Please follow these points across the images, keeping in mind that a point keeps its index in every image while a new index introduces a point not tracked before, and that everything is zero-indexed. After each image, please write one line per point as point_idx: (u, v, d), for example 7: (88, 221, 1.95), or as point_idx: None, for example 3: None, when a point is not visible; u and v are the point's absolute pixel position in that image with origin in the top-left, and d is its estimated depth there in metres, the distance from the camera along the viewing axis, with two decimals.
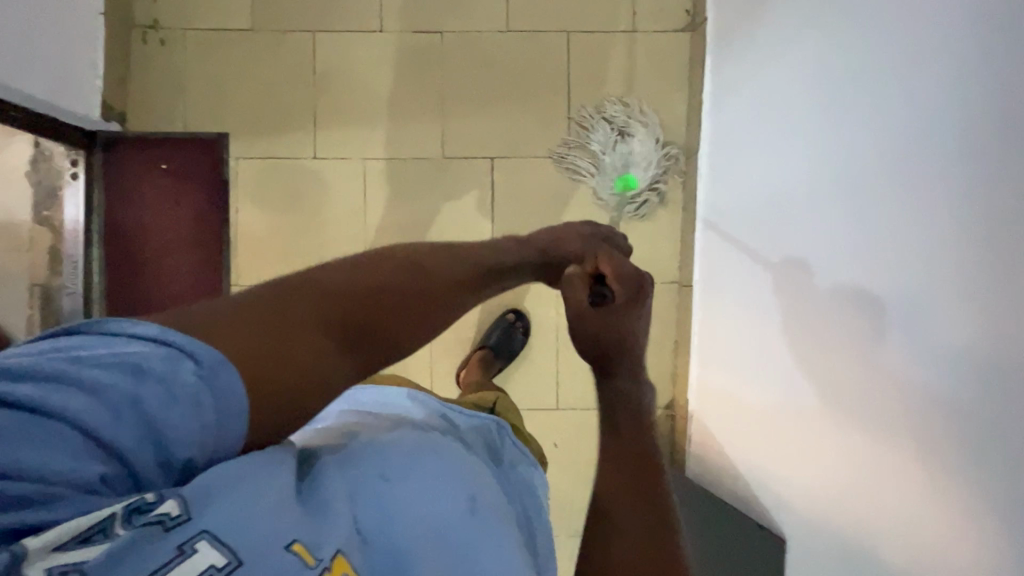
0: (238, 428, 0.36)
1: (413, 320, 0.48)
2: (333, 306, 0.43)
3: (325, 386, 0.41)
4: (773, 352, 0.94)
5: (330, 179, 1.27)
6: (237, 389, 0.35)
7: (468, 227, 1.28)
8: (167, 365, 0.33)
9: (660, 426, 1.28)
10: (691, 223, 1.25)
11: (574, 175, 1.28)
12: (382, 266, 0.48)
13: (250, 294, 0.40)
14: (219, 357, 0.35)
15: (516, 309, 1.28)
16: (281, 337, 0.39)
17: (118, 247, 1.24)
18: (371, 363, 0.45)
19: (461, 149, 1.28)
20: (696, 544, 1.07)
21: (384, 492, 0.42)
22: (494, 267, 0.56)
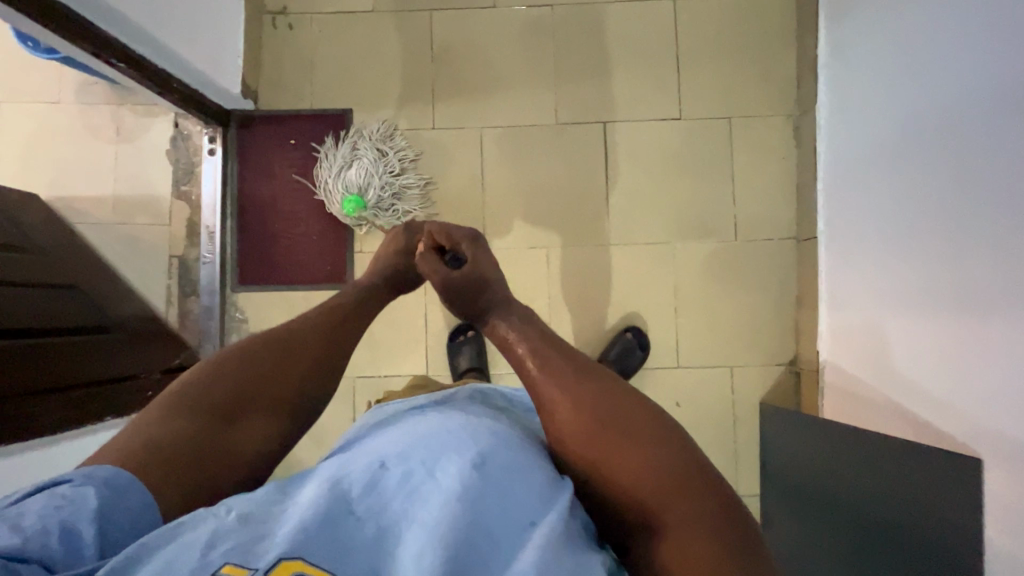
0: (122, 500, 0.49)
1: (287, 361, 0.67)
2: (203, 394, 0.62)
3: (221, 443, 0.59)
4: (913, 281, 0.93)
5: (447, 148, 1.32)
6: (124, 473, 0.51)
7: (584, 188, 1.30)
8: (43, 498, 0.47)
9: (784, 381, 1.26)
10: (808, 176, 1.25)
11: (686, 135, 1.29)
12: (241, 350, 0.67)
13: (163, 412, 0.59)
14: (88, 470, 0.51)
15: (632, 326, 1.27)
16: (170, 430, 0.57)
17: (252, 218, 1.31)
18: (264, 409, 0.64)
19: (574, 114, 1.31)
20: (832, 482, 1.04)
21: (379, 480, 0.51)
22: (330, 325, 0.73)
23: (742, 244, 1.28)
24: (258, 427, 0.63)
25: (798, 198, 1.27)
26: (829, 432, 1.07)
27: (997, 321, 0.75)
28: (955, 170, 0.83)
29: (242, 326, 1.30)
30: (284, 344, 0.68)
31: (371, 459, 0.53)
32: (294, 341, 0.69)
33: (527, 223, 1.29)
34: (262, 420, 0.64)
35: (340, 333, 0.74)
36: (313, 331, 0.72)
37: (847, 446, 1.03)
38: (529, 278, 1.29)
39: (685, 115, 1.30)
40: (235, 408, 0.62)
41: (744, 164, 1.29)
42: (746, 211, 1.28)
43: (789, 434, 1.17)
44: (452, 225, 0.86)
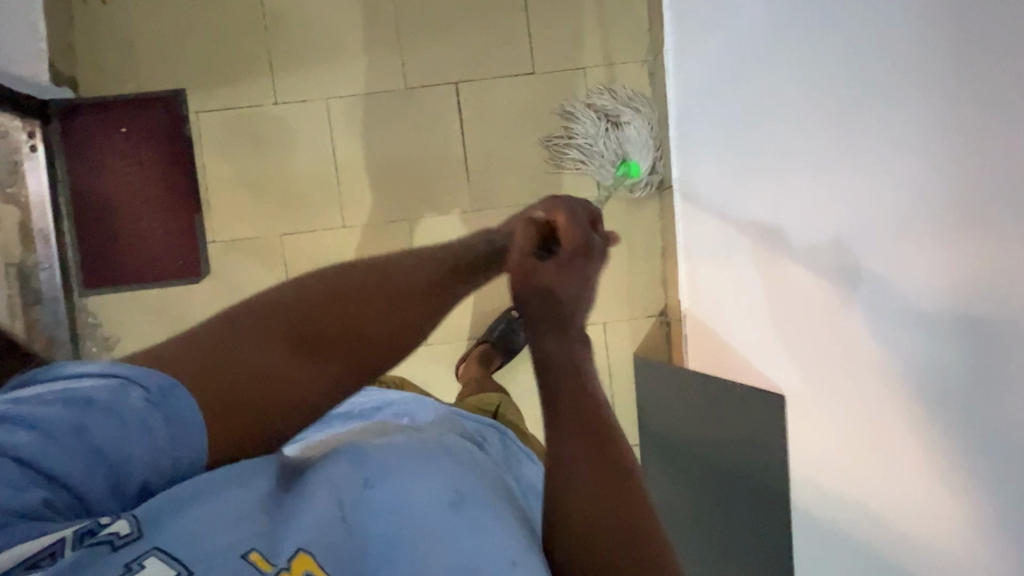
0: (189, 440, 0.46)
1: (374, 317, 0.58)
2: (296, 321, 0.55)
3: (278, 380, 0.52)
4: (757, 227, 0.93)
5: (294, 125, 1.24)
6: (190, 411, 0.46)
7: (443, 155, 1.25)
8: (114, 397, 0.44)
9: (655, 333, 1.27)
10: (662, 125, 1.23)
11: (540, 91, 1.25)
12: (336, 276, 0.58)
13: (251, 318, 0.53)
14: (167, 380, 0.46)
15: None
16: (242, 347, 0.51)
17: (91, 216, 1.23)
18: (341, 358, 0.56)
19: (423, 77, 1.24)
20: (694, 425, 1.07)
21: (361, 496, 0.49)
22: (448, 269, 0.64)
23: (604, 200, 1.26)
24: (321, 379, 0.54)
25: (657, 146, 1.25)
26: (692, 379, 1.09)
27: (826, 249, 0.78)
28: (792, 100, 0.82)
29: (98, 330, 1.24)
30: (389, 288, 0.60)
31: (356, 476, 0.51)
32: (410, 283, 0.61)
33: (385, 198, 1.25)
34: (331, 370, 0.55)
35: (448, 291, 0.63)
36: (416, 283, 0.61)
37: (705, 394, 1.05)
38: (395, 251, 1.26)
39: (539, 68, 1.25)
40: (313, 351, 0.54)
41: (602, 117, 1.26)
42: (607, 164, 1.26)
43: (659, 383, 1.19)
44: (585, 210, 0.65)
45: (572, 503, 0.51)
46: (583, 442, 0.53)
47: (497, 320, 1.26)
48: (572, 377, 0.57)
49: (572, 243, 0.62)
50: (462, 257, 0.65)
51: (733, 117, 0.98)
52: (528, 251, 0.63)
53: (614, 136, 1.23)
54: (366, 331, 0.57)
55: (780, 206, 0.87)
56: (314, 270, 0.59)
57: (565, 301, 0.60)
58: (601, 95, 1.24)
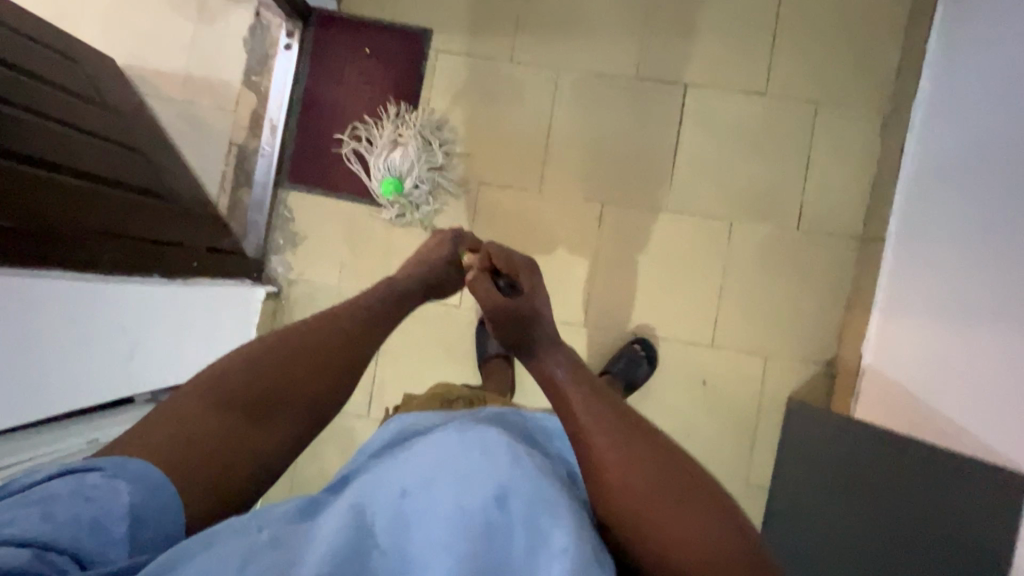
0: (158, 497, 0.51)
1: (300, 367, 0.65)
2: (240, 389, 0.61)
3: (236, 439, 0.58)
4: (987, 295, 0.88)
5: (522, 85, 1.28)
6: (155, 471, 0.52)
7: (651, 148, 1.26)
8: (77, 485, 0.48)
9: (817, 381, 1.22)
10: (885, 177, 1.19)
11: (766, 113, 1.24)
12: (251, 349, 0.65)
13: (201, 407, 0.59)
14: (121, 459, 0.51)
15: (641, 339, 1.25)
16: (187, 418, 0.57)
17: (314, 120, 1.30)
18: (287, 413, 0.63)
19: (656, 72, 1.26)
20: (859, 486, 1.01)
21: (396, 507, 0.54)
22: (352, 325, 0.72)
23: (802, 234, 1.23)
24: (277, 434, 0.61)
25: (871, 196, 1.22)
26: (861, 432, 1.03)
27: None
28: None
29: (288, 225, 1.30)
30: (313, 341, 0.68)
31: (392, 488, 0.55)
32: (322, 336, 0.68)
33: (584, 174, 1.27)
34: (281, 423, 0.62)
35: (367, 340, 0.72)
36: (341, 331, 0.70)
37: (881, 454, 0.99)
38: (565, 223, 1.27)
39: (769, 92, 1.24)
40: (259, 409, 0.61)
41: (820, 154, 1.24)
42: (812, 201, 1.23)
43: (816, 431, 1.12)
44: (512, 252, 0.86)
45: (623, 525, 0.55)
46: (604, 481, 0.57)
47: (619, 352, 1.23)
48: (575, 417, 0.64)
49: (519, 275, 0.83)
50: (369, 314, 0.75)
51: (984, 184, 0.93)
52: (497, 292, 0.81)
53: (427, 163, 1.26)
54: (312, 362, 0.66)
55: (1015, 278, 0.82)
56: (225, 355, 0.64)
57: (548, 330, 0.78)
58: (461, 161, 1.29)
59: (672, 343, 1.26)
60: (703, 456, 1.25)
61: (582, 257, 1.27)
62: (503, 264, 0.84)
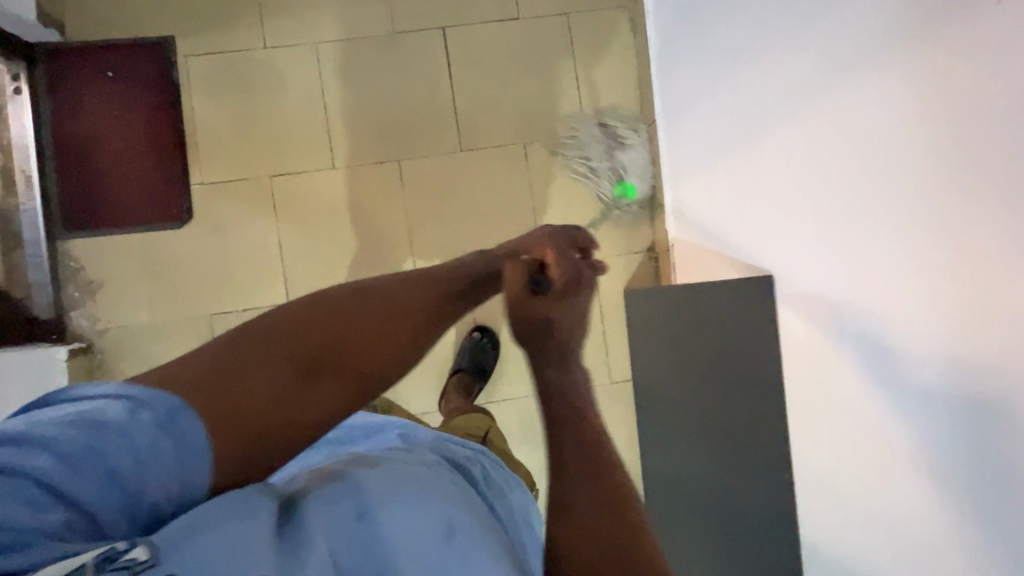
0: (198, 465, 0.44)
1: (384, 333, 0.57)
2: (305, 340, 0.52)
3: (281, 408, 0.48)
4: (735, 134, 0.95)
5: (283, 69, 1.25)
6: (199, 435, 0.44)
7: (430, 97, 1.27)
8: (125, 419, 0.42)
9: (644, 269, 1.29)
10: (643, 66, 1.27)
11: (526, 35, 1.29)
12: (337, 298, 0.57)
13: (258, 341, 0.50)
14: (175, 403, 0.44)
15: (481, 326, 1.27)
16: (247, 371, 0.48)
17: (72, 159, 1.21)
18: (343, 378, 0.53)
19: (413, 21, 1.27)
20: (689, 346, 1.06)
21: (357, 530, 0.47)
22: (440, 289, 0.64)
23: (591, 139, 1.29)
24: (327, 399, 0.51)
25: (638, 87, 1.30)
26: (671, 298, 1.10)
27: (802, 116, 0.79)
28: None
29: (80, 274, 1.21)
30: (399, 305, 0.59)
31: (349, 506, 0.48)
32: (408, 298, 0.61)
33: (372, 140, 1.26)
34: (341, 389, 0.53)
35: (448, 306, 0.64)
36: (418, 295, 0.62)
37: (689, 310, 1.06)
38: (369, 189, 1.26)
39: (523, 14, 1.29)
40: (317, 368, 0.51)
41: (586, 61, 1.30)
42: (592, 106, 1.30)
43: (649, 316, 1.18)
44: (563, 250, 0.71)
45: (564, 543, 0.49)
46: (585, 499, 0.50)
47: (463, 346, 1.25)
48: (577, 392, 0.59)
49: (564, 279, 0.68)
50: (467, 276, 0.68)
51: (708, 37, 1.00)
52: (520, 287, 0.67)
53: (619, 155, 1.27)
54: (383, 335, 0.57)
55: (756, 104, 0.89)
56: (303, 298, 0.57)
57: (562, 327, 0.64)
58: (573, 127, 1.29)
59: None
60: None
61: (395, 220, 1.26)
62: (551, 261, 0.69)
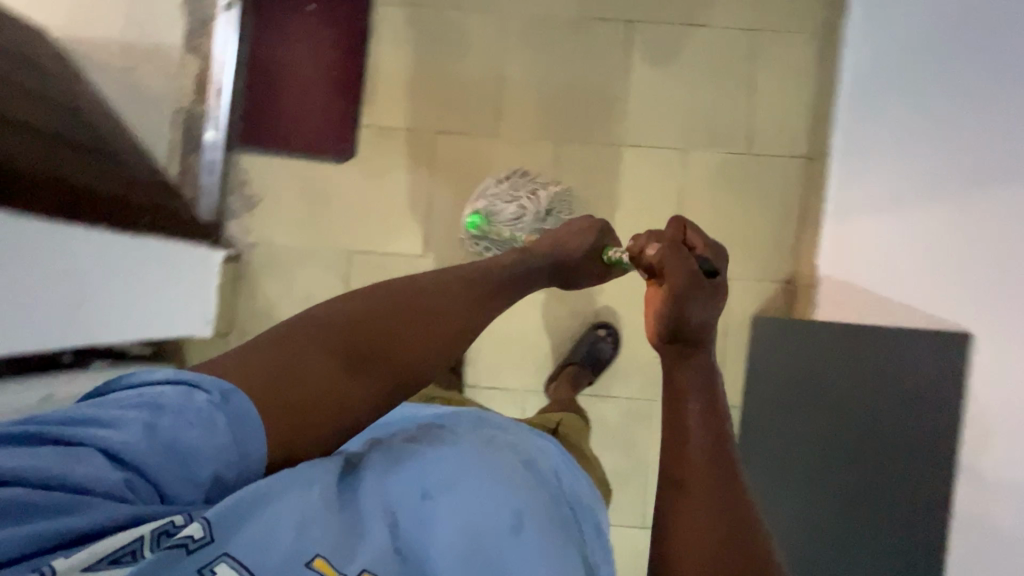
0: (252, 440, 0.48)
1: (415, 327, 0.61)
2: (348, 333, 0.57)
3: (326, 390, 0.54)
4: (923, 192, 0.93)
5: (469, 33, 1.28)
6: (252, 412, 0.49)
7: (602, 87, 1.28)
8: (181, 399, 0.46)
9: (777, 298, 1.26)
10: (825, 96, 1.24)
11: (711, 46, 1.28)
12: (367, 301, 0.61)
13: (299, 334, 0.56)
14: (229, 388, 0.48)
15: (604, 322, 1.27)
16: (294, 361, 0.53)
17: (262, 81, 1.29)
18: (387, 369, 0.58)
19: (602, 10, 1.28)
20: (854, 388, 1.01)
21: (421, 512, 0.50)
22: (473, 292, 0.67)
23: (750, 160, 1.27)
24: (373, 389, 0.57)
25: (812, 116, 1.27)
26: (840, 335, 1.05)
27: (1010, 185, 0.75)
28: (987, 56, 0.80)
29: (243, 187, 1.29)
30: (429, 301, 0.63)
31: (414, 486, 0.52)
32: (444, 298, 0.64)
33: (536, 117, 1.28)
34: (381, 377, 0.58)
35: (478, 310, 0.66)
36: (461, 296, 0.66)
37: (851, 351, 1.03)
38: (524, 163, 1.28)
39: (713, 24, 1.28)
40: (357, 358, 0.57)
41: (764, 81, 1.28)
42: (760, 127, 1.28)
43: (795, 350, 1.12)
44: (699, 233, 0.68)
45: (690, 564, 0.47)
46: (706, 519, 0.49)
47: (580, 338, 1.26)
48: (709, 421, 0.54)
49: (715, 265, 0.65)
50: (495, 280, 0.70)
51: (917, 81, 0.97)
52: (679, 275, 0.61)
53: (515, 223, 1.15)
54: (416, 327, 0.61)
55: (957, 163, 0.85)
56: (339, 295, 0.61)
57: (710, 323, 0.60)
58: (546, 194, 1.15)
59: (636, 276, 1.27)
60: None
61: None
62: (703, 246, 0.66)
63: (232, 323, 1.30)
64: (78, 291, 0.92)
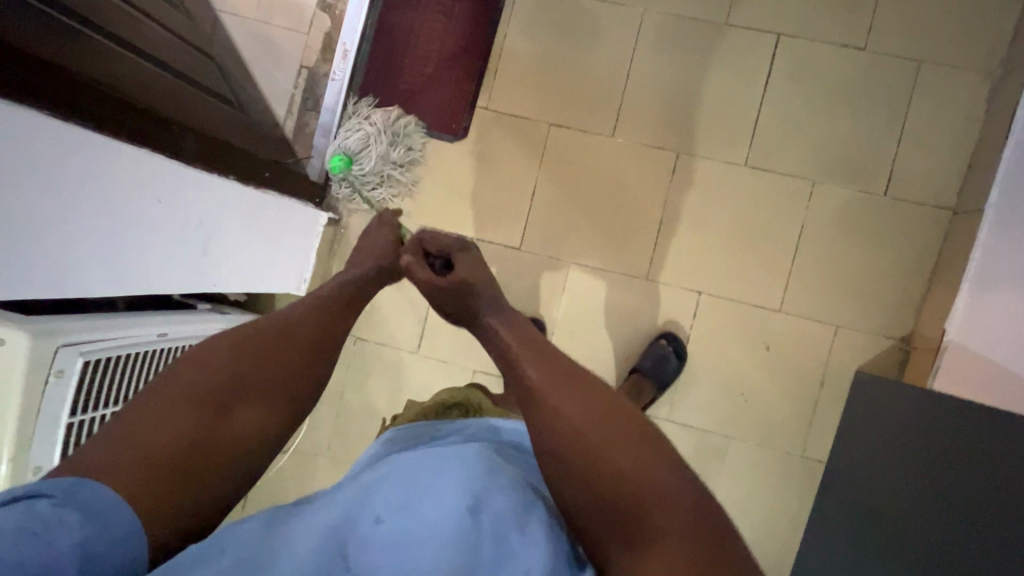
0: (118, 528, 0.48)
1: (280, 360, 0.63)
2: (199, 382, 0.58)
3: (193, 435, 0.55)
4: None
5: (602, 26, 1.22)
6: (105, 493, 0.48)
7: (735, 100, 1.20)
8: (20, 517, 0.44)
9: (887, 356, 1.17)
10: (985, 147, 1.12)
11: (864, 72, 1.17)
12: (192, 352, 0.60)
13: (166, 399, 0.56)
14: (73, 481, 0.48)
15: (666, 334, 1.21)
16: (157, 423, 0.54)
17: (385, 48, 1.28)
18: (251, 405, 0.59)
19: (749, 19, 1.19)
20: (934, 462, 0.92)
21: (369, 533, 0.53)
22: (311, 322, 0.68)
23: (885, 203, 1.17)
24: (257, 416, 0.60)
25: (966, 166, 1.15)
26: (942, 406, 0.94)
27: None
28: None
29: None
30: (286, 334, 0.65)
31: (368, 511, 0.54)
32: (291, 327, 0.66)
33: (658, 123, 1.21)
34: (260, 412, 0.60)
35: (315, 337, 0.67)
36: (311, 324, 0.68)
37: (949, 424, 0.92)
38: (637, 170, 1.22)
39: (870, 47, 1.17)
40: (223, 403, 0.58)
41: (916, 119, 1.16)
42: (903, 169, 1.16)
43: (893, 412, 1.04)
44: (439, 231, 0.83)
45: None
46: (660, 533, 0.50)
47: (645, 349, 1.19)
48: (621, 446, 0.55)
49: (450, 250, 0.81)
50: (336, 304, 0.73)
51: None
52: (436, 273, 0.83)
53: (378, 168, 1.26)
54: (265, 368, 0.62)
55: None
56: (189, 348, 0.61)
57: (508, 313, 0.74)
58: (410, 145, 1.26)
59: (735, 306, 1.21)
60: (758, 423, 1.21)
61: (648, 208, 1.22)
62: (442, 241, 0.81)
63: (321, 284, 1.32)
64: (150, 234, 0.86)
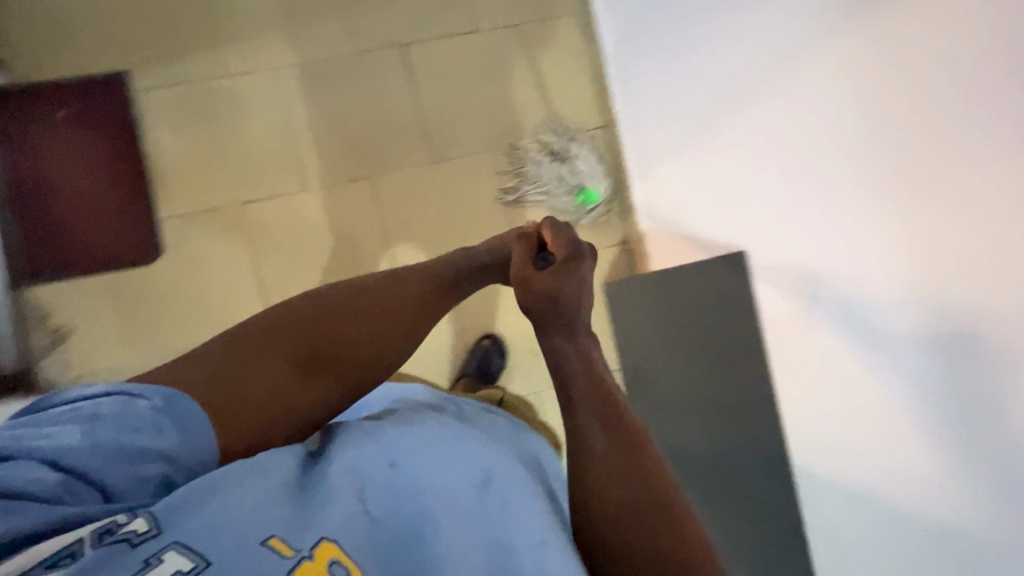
0: (200, 438, 0.53)
1: (378, 324, 0.69)
2: (298, 340, 0.64)
3: (280, 390, 0.60)
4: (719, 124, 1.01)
5: (246, 97, 1.25)
6: (195, 413, 0.54)
7: (395, 110, 1.29)
8: (126, 407, 0.51)
9: (619, 259, 1.34)
10: (599, 69, 1.34)
11: (487, 48, 1.33)
12: (324, 295, 0.69)
13: (258, 340, 0.62)
14: (168, 393, 0.54)
15: (489, 333, 1.28)
16: (252, 373, 0.59)
17: (32, 204, 1.17)
18: (336, 372, 0.64)
19: (372, 40, 1.29)
20: (701, 332, 1.11)
21: (391, 477, 0.53)
22: (418, 289, 0.73)
23: (556, 141, 1.34)
24: (322, 389, 0.63)
25: (598, 88, 1.36)
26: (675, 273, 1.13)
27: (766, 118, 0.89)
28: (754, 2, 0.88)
29: (47, 320, 1.17)
30: (384, 303, 0.70)
31: (382, 457, 0.55)
32: (393, 296, 0.71)
33: (342, 159, 1.27)
34: (327, 382, 0.64)
35: (422, 307, 0.72)
36: (404, 294, 0.72)
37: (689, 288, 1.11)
38: (346, 206, 1.27)
39: (480, 27, 1.33)
40: (315, 364, 0.63)
41: (544, 67, 1.34)
42: (554, 109, 1.34)
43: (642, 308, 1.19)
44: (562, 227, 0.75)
45: (613, 504, 0.53)
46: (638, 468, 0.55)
47: (468, 353, 1.26)
48: (600, 388, 0.62)
49: (564, 250, 0.72)
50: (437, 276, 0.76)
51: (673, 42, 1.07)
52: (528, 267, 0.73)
53: (563, 172, 1.31)
54: (370, 331, 0.68)
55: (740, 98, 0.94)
56: (313, 293, 0.70)
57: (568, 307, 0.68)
58: (553, 137, 1.32)
59: None
60: None
61: (374, 234, 1.27)
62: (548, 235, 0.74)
63: None
64: None
